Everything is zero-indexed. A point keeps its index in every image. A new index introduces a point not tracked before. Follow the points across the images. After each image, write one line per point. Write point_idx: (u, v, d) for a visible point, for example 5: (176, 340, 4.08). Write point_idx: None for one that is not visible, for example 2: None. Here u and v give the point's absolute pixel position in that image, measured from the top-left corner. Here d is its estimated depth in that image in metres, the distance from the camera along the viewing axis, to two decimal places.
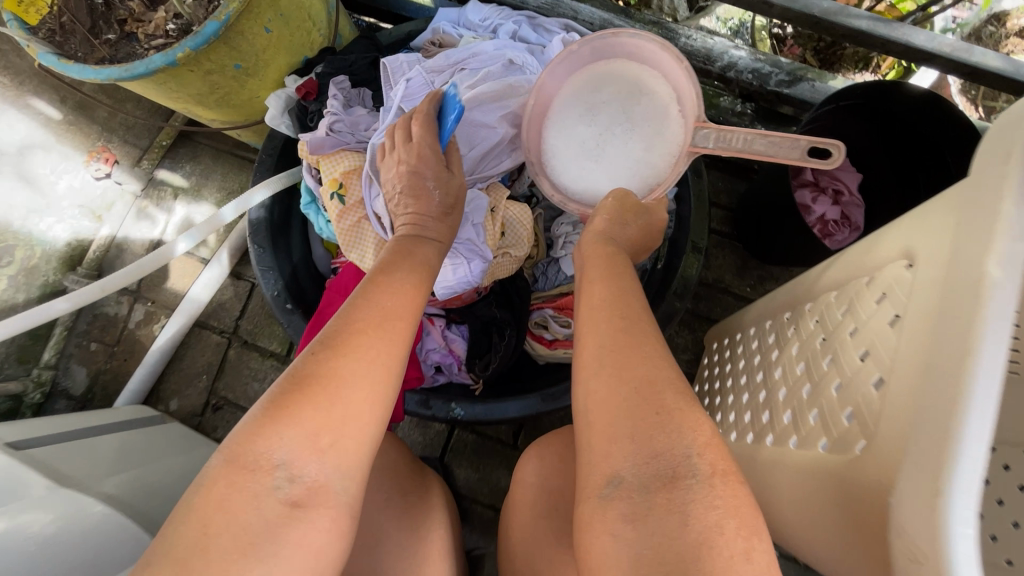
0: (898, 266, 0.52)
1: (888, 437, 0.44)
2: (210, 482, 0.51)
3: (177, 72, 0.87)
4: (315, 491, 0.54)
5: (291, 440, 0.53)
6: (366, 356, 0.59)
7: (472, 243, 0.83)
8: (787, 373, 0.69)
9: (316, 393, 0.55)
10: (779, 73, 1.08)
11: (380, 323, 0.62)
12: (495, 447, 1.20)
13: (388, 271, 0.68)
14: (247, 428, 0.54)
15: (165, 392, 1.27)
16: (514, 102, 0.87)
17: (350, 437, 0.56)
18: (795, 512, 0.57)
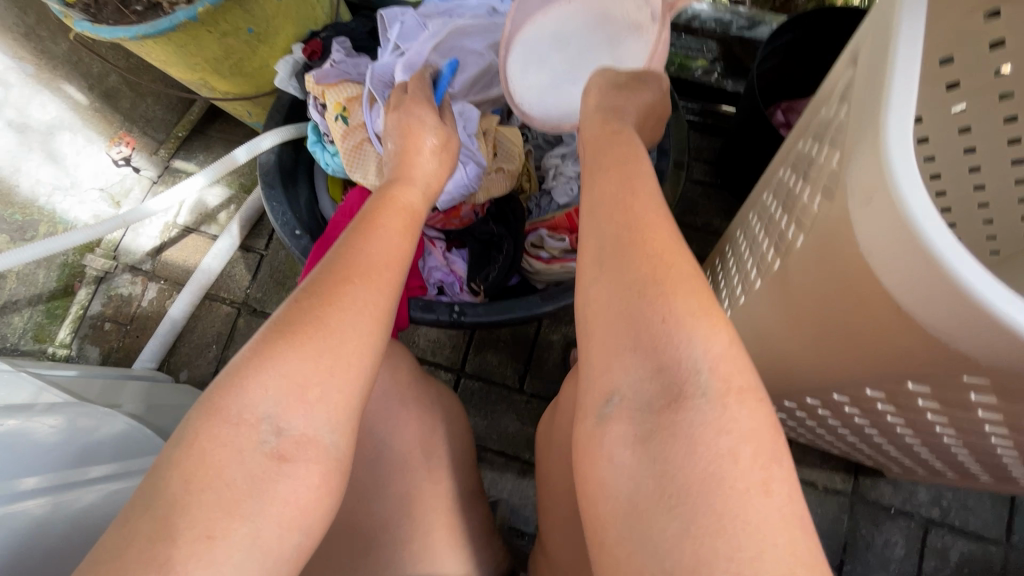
0: (847, 72, 0.57)
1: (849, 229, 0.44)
2: (192, 435, 0.49)
3: (196, 31, 0.97)
4: (303, 445, 0.51)
5: (276, 391, 0.51)
6: (354, 306, 0.57)
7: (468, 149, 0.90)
8: (768, 227, 0.74)
9: (300, 340, 0.53)
10: (739, 20, 1.25)
11: (368, 270, 0.60)
12: (502, 395, 1.20)
13: (378, 221, 0.66)
14: (229, 378, 0.52)
15: (176, 363, 1.30)
16: (498, 35, 0.97)
17: (337, 389, 0.54)
18: (807, 325, 0.58)
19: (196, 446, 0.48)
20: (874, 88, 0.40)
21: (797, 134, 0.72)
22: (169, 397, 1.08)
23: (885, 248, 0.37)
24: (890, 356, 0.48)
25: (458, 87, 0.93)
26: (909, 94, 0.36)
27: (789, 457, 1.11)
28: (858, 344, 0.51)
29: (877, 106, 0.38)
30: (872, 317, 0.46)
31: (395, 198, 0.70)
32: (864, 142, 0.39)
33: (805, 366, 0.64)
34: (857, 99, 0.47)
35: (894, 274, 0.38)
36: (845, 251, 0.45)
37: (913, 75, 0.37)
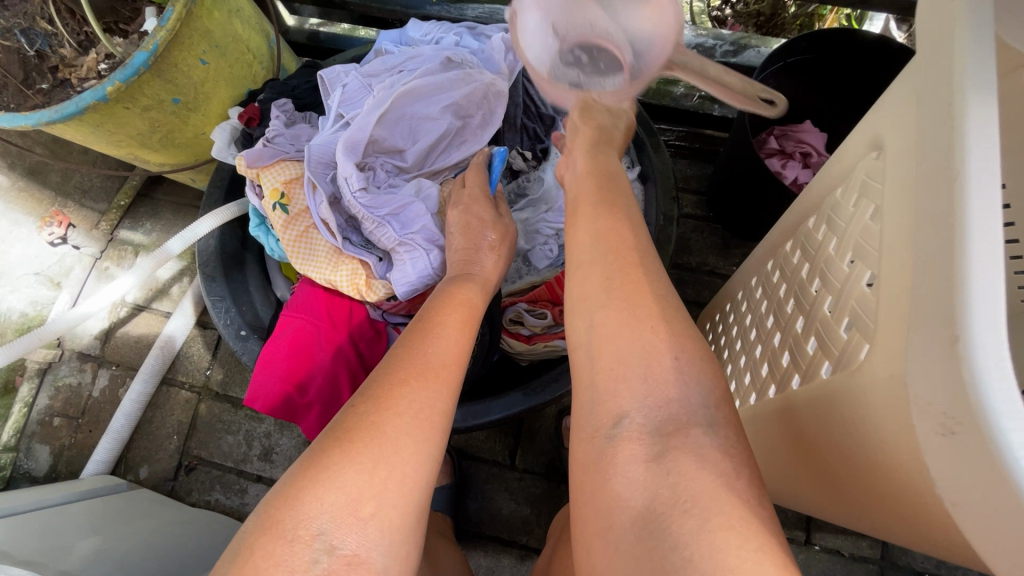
0: (870, 157, 0.47)
1: (886, 383, 0.35)
2: (247, 553, 0.43)
3: (112, 109, 0.85)
4: (357, 567, 0.43)
5: (331, 505, 0.45)
6: (410, 410, 0.52)
7: (430, 232, 0.80)
8: (779, 317, 0.63)
9: (355, 449, 0.48)
10: (723, 45, 1.12)
11: (424, 370, 0.56)
12: (492, 470, 1.10)
13: (436, 320, 0.63)
14: (281, 493, 0.46)
15: (134, 459, 1.18)
16: (457, 93, 0.87)
17: (394, 505, 0.47)
18: (834, 487, 0.48)
19: (250, 565, 0.42)
20: (925, 211, 0.31)
21: (805, 206, 0.62)
22: (127, 513, 0.96)
23: (939, 461, 0.27)
24: (941, 547, 0.38)
25: (412, 159, 0.86)
26: (988, 238, 0.26)
27: (810, 523, 1.01)
28: (907, 525, 0.40)
29: (939, 248, 0.28)
30: (916, 514, 0.36)
31: (455, 295, 0.68)
32: (926, 308, 0.28)
33: (835, 506, 0.52)
34: (894, 226, 0.38)
35: (981, 529, 0.26)
36: (881, 404, 0.36)
37: (992, 208, 0.27)
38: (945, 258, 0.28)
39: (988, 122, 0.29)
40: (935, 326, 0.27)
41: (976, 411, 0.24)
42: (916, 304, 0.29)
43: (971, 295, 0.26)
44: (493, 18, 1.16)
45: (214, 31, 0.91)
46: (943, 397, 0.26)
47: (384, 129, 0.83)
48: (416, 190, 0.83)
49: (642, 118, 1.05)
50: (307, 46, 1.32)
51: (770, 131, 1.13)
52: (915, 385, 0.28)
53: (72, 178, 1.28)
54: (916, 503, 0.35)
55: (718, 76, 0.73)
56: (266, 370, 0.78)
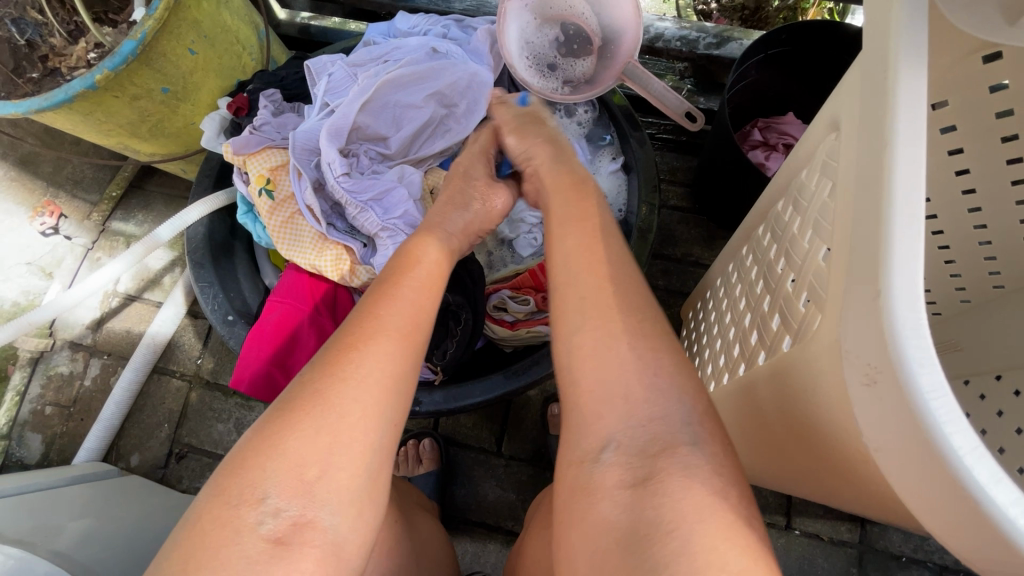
0: (829, 138, 0.48)
1: (829, 343, 0.37)
2: (197, 516, 0.46)
3: (101, 98, 0.87)
4: (302, 527, 0.46)
5: (276, 472, 0.47)
6: (357, 375, 0.52)
7: (411, 216, 0.81)
8: (750, 298, 0.64)
9: (300, 419, 0.49)
10: (707, 38, 1.13)
11: (375, 334, 0.55)
12: (478, 457, 1.12)
13: (393, 280, 0.62)
14: (231, 460, 0.49)
15: (125, 447, 1.20)
16: (440, 82, 0.87)
17: (340, 467, 0.49)
18: (794, 455, 0.50)
19: (200, 526, 0.45)
20: (863, 178, 0.32)
21: (776, 190, 0.64)
22: (117, 498, 0.98)
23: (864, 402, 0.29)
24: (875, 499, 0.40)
25: (395, 147, 0.88)
26: (913, 197, 0.28)
27: (790, 508, 1.03)
28: (847, 482, 0.42)
29: (872, 209, 0.30)
30: (851, 465, 0.38)
31: (412, 252, 0.66)
32: (858, 265, 0.30)
33: (796, 475, 0.54)
34: (843, 200, 0.40)
35: (893, 466, 0.28)
36: (826, 357, 0.37)
37: (918, 170, 0.29)
38: (875, 218, 0.29)
39: (919, 93, 0.31)
40: (865, 280, 0.29)
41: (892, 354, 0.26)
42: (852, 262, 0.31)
43: (894, 250, 0.28)
44: (481, 10, 1.17)
45: (202, 21, 0.92)
46: (866, 348, 0.28)
47: (367, 116, 0.86)
48: (399, 176, 0.85)
49: (626, 110, 1.06)
50: (298, 39, 1.34)
51: (754, 123, 1.14)
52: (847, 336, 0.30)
53: (63, 169, 1.29)
54: (851, 452, 0.37)
55: (659, 94, 0.93)
56: (251, 353, 0.79)
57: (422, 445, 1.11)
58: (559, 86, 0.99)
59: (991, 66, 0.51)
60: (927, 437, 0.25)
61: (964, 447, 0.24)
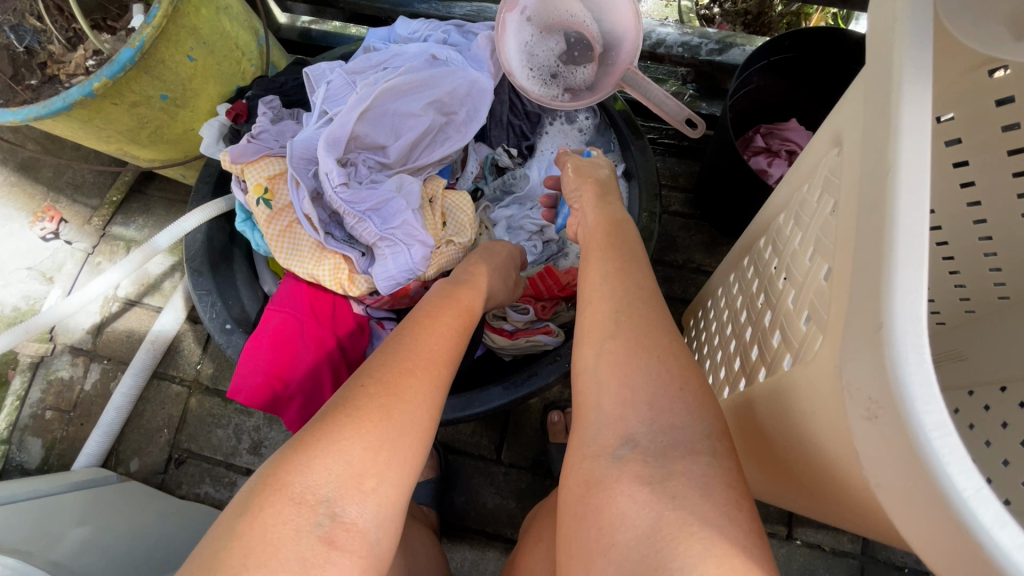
0: (831, 154, 0.48)
1: (830, 369, 0.36)
2: (256, 506, 0.45)
3: (99, 105, 0.86)
4: (353, 534, 0.46)
5: (338, 475, 0.47)
6: (416, 397, 0.54)
7: (410, 227, 0.80)
8: (751, 312, 0.64)
9: (367, 426, 0.50)
10: (708, 43, 1.12)
11: (431, 363, 0.58)
12: (478, 464, 1.11)
13: (439, 317, 0.65)
14: (284, 459, 0.48)
15: (124, 452, 1.20)
16: (440, 90, 0.89)
17: (390, 483, 0.49)
18: (790, 481, 0.49)
19: (259, 519, 0.44)
20: (865, 203, 0.32)
21: (777, 203, 0.63)
22: (116, 504, 0.97)
23: (866, 437, 0.28)
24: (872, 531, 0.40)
25: (394, 156, 0.87)
26: (917, 228, 0.27)
27: (791, 518, 1.02)
28: (842, 508, 0.41)
29: (874, 238, 0.29)
30: (846, 494, 0.38)
31: (458, 297, 0.70)
32: (860, 295, 0.29)
33: (794, 495, 0.53)
34: (844, 220, 0.39)
35: (897, 505, 0.27)
36: (824, 384, 0.37)
37: (921, 198, 0.28)
38: (877, 248, 0.29)
39: (923, 118, 0.30)
40: (868, 311, 0.28)
41: (897, 394, 0.25)
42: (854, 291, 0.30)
43: (896, 282, 0.27)
44: (481, 16, 1.16)
45: (201, 28, 0.92)
46: (865, 379, 0.27)
47: (366, 125, 0.85)
48: (398, 186, 0.84)
49: (627, 117, 1.05)
50: (298, 43, 1.33)
51: (756, 129, 1.14)
52: (849, 369, 0.29)
53: (63, 174, 1.29)
54: (848, 480, 0.36)
55: (657, 99, 0.91)
56: (249, 363, 0.78)
57: None
58: (559, 93, 0.99)
59: (997, 80, 0.50)
60: (929, 477, 0.24)
61: (967, 490, 0.24)
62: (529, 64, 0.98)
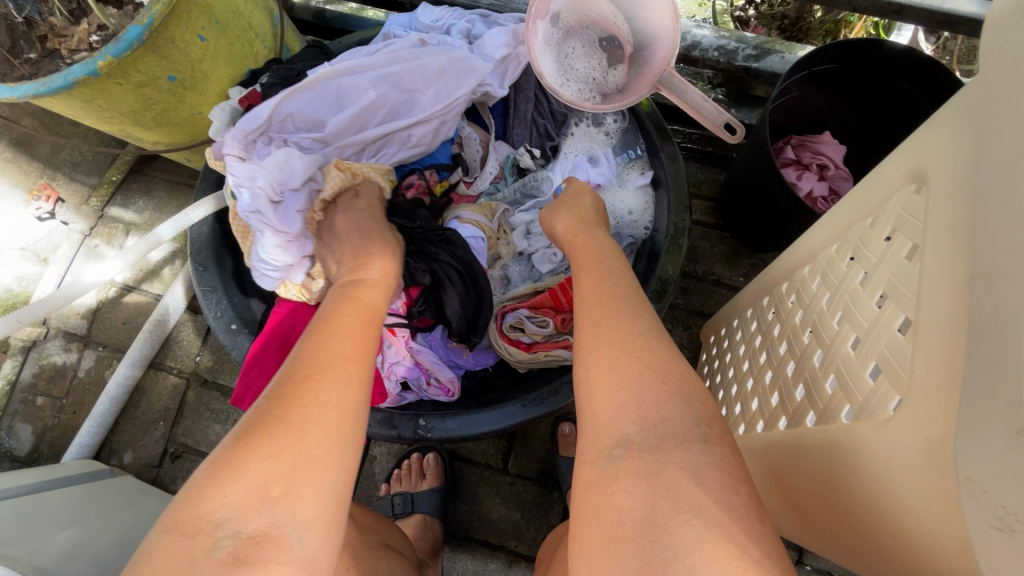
0: (910, 192, 0.44)
1: (921, 437, 0.33)
2: (149, 553, 0.42)
3: (103, 85, 0.81)
4: (266, 544, 0.43)
5: (236, 493, 0.44)
6: (320, 401, 0.52)
7: (264, 216, 0.79)
8: (794, 345, 0.60)
9: (260, 441, 0.47)
10: (746, 49, 1.07)
11: (331, 364, 0.56)
12: (484, 473, 1.08)
13: (339, 319, 0.63)
14: (188, 489, 0.45)
15: (118, 443, 1.16)
16: (392, 68, 0.87)
17: (304, 485, 0.47)
18: (840, 537, 0.47)
19: (150, 563, 0.41)
20: (1000, 267, 0.28)
21: (828, 231, 0.59)
22: (107, 502, 0.94)
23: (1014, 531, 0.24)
24: None
25: (329, 132, 0.86)
26: None
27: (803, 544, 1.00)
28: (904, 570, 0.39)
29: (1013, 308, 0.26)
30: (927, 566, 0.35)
31: (355, 296, 0.68)
32: (995, 374, 0.26)
33: (835, 548, 0.50)
34: (942, 273, 0.36)
35: None
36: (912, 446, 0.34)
37: None
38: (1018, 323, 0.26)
39: None
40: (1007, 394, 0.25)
41: None
42: (981, 366, 0.27)
43: None
44: (508, 6, 1.11)
45: (215, 6, 0.86)
46: (995, 480, 0.25)
47: (308, 106, 0.85)
48: (279, 165, 0.80)
49: (656, 121, 0.99)
50: (313, 25, 1.27)
51: (788, 139, 1.09)
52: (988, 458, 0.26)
53: (61, 151, 1.24)
54: (937, 555, 0.33)
55: (697, 103, 0.85)
56: (252, 370, 0.77)
57: (426, 459, 1.08)
58: (591, 95, 0.93)
59: None
60: None
61: None
62: (564, 72, 0.93)
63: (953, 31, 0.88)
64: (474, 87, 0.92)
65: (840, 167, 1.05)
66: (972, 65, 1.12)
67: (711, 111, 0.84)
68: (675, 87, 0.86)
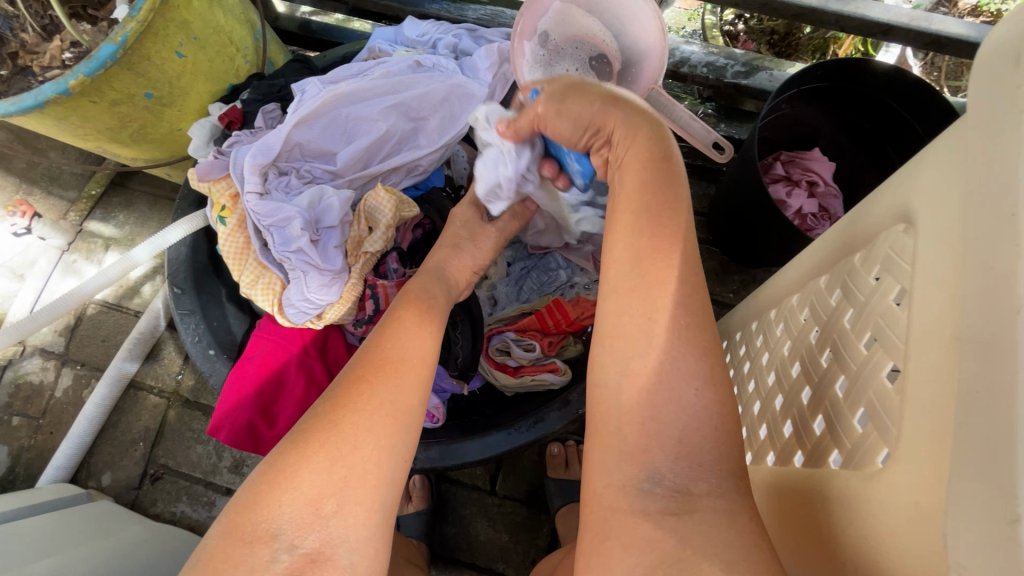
0: (897, 231, 0.43)
1: (911, 496, 0.32)
2: (207, 556, 0.44)
3: (76, 103, 0.79)
4: (320, 563, 0.43)
5: (292, 504, 0.45)
6: (374, 406, 0.51)
7: (307, 255, 0.74)
8: (782, 378, 0.59)
9: (313, 450, 0.47)
10: (735, 66, 1.07)
11: (386, 365, 0.54)
12: (471, 494, 1.06)
13: (397, 317, 0.61)
14: (245, 496, 0.46)
15: (96, 465, 1.13)
16: (404, 95, 0.85)
17: (356, 501, 0.46)
18: None
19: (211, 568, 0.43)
20: (988, 333, 0.27)
21: (814, 261, 0.58)
22: (83, 530, 0.91)
23: None
24: None
25: (341, 164, 0.83)
26: None
27: None
28: None
29: (999, 377, 0.25)
30: None
31: (410, 294, 0.65)
32: (984, 448, 0.25)
33: None
34: (931, 325, 0.35)
35: None
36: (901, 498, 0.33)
37: None
38: (1005, 399, 0.25)
39: None
40: (996, 472, 0.24)
41: None
42: (969, 436, 0.26)
43: None
44: (495, 21, 1.10)
45: (193, 22, 0.84)
46: (975, 560, 0.24)
47: (312, 131, 0.82)
48: (312, 203, 0.77)
49: None
50: (298, 37, 1.26)
51: (777, 155, 1.08)
52: (972, 537, 0.25)
53: (38, 165, 1.21)
54: None
55: (684, 122, 0.85)
56: (230, 399, 0.75)
57: (412, 481, 1.05)
58: None
59: None
60: None
61: None
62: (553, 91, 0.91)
63: (940, 52, 0.87)
64: (477, 113, 0.90)
65: (829, 184, 1.04)
66: (960, 81, 1.13)
67: (698, 131, 0.85)
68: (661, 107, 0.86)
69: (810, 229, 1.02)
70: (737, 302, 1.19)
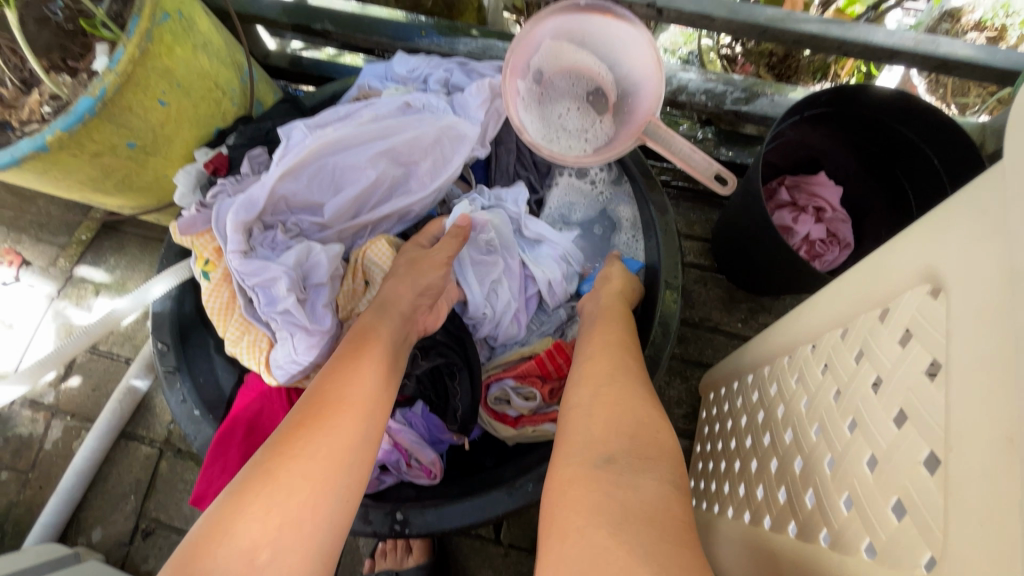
0: (923, 292, 0.39)
1: None
2: None
3: (56, 158, 0.76)
4: None
5: (226, 557, 0.45)
6: (310, 450, 0.52)
7: (294, 316, 0.71)
8: (800, 438, 0.54)
9: (249, 500, 0.48)
10: (734, 92, 1.04)
11: (325, 406, 0.56)
12: (473, 543, 1.01)
13: (343, 356, 0.62)
14: (182, 551, 0.46)
15: (86, 521, 1.09)
16: (393, 141, 0.82)
17: (291, 549, 0.47)
18: None
19: None
20: None
21: (828, 310, 0.54)
22: None
23: None
24: None
25: (329, 215, 0.81)
26: None
27: None
28: None
29: None
30: None
31: (363, 328, 0.66)
32: None
33: None
34: (980, 417, 0.31)
35: None
36: None
37: None
38: None
39: None
40: None
41: None
42: None
43: None
44: (487, 53, 1.08)
45: (176, 69, 0.81)
46: None
47: (298, 184, 0.79)
48: (300, 260, 0.74)
49: (641, 162, 0.92)
50: (289, 74, 1.24)
51: (781, 179, 1.05)
52: None
53: (28, 213, 1.19)
54: None
55: (686, 154, 0.82)
56: (215, 465, 0.72)
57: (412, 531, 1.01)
58: (582, 145, 0.87)
59: None
60: None
61: None
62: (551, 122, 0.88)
63: (948, 75, 0.84)
64: (469, 154, 0.87)
65: (836, 210, 1.01)
66: (966, 98, 1.09)
67: (700, 164, 0.82)
68: (661, 140, 0.82)
69: (818, 256, 0.99)
70: (746, 331, 1.14)
